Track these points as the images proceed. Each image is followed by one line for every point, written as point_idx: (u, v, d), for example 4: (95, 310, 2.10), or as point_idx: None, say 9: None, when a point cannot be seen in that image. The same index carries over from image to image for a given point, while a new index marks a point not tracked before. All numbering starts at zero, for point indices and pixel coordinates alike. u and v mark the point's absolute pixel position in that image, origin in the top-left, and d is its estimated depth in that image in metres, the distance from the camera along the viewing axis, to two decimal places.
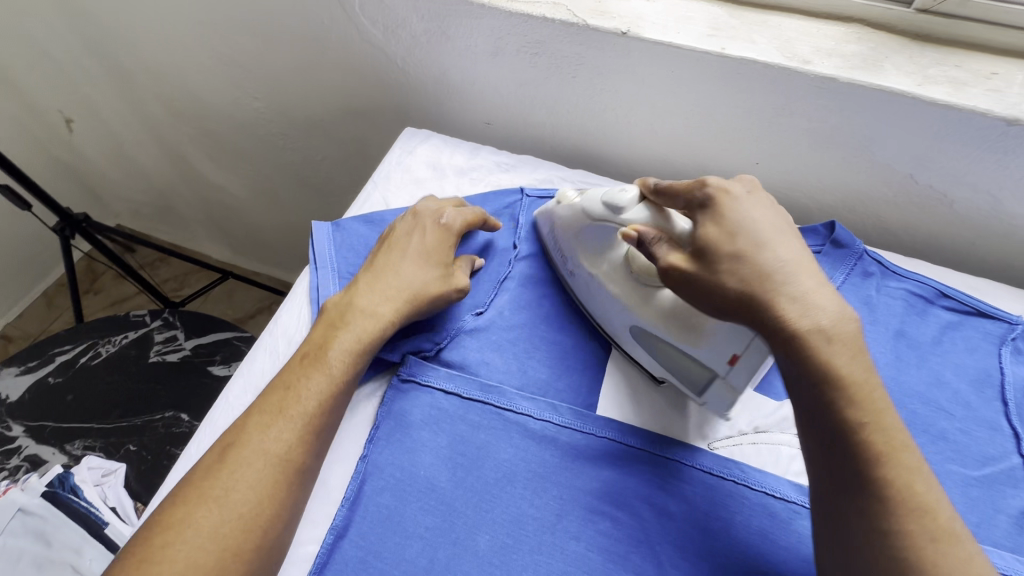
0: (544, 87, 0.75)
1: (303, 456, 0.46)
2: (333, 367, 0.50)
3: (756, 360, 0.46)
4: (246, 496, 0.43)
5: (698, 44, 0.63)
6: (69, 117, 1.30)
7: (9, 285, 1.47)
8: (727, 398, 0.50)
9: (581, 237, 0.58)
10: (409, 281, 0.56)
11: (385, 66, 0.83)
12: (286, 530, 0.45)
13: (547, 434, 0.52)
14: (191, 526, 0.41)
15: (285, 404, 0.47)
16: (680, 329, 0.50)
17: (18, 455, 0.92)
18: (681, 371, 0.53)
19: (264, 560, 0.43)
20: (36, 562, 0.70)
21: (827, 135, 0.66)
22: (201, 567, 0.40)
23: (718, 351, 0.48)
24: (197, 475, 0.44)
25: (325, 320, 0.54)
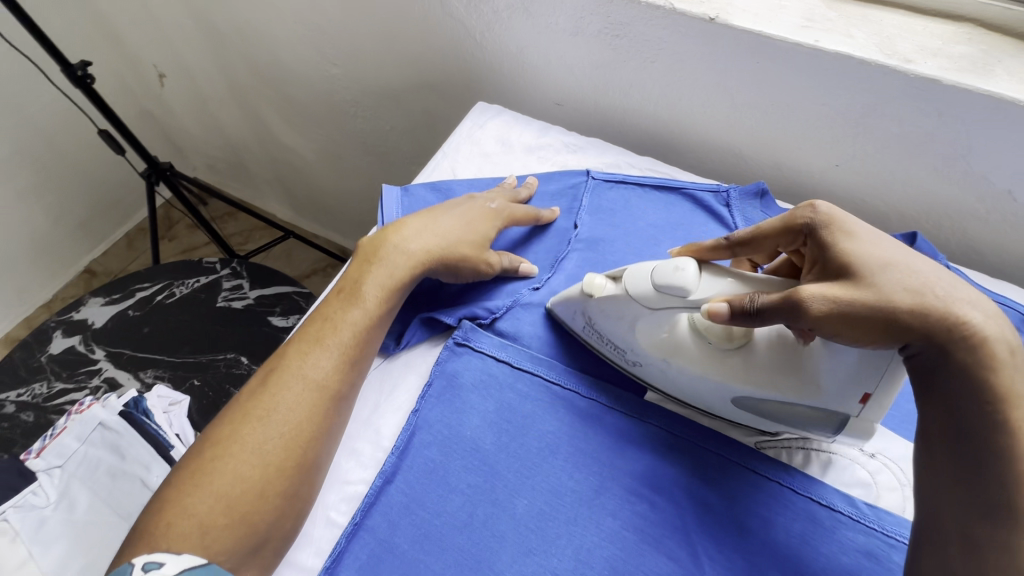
0: (621, 71, 0.74)
1: (340, 384, 0.50)
2: (367, 301, 0.53)
3: (889, 385, 0.44)
4: (286, 417, 0.47)
5: (790, 35, 0.61)
6: (163, 72, 1.39)
7: (97, 224, 1.60)
8: (867, 430, 0.47)
9: (636, 324, 0.52)
10: (447, 235, 0.58)
11: (464, 41, 0.84)
12: (325, 452, 0.48)
13: (583, 408, 0.54)
14: (238, 441, 0.45)
15: (322, 335, 0.51)
16: (794, 384, 0.47)
17: (99, 376, 1.02)
18: (803, 424, 0.49)
19: (304, 478, 0.46)
20: (111, 472, 0.78)
21: (919, 141, 0.63)
22: (246, 478, 0.44)
23: (848, 393, 0.45)
24: (242, 397, 0.48)
25: (359, 256, 0.56)
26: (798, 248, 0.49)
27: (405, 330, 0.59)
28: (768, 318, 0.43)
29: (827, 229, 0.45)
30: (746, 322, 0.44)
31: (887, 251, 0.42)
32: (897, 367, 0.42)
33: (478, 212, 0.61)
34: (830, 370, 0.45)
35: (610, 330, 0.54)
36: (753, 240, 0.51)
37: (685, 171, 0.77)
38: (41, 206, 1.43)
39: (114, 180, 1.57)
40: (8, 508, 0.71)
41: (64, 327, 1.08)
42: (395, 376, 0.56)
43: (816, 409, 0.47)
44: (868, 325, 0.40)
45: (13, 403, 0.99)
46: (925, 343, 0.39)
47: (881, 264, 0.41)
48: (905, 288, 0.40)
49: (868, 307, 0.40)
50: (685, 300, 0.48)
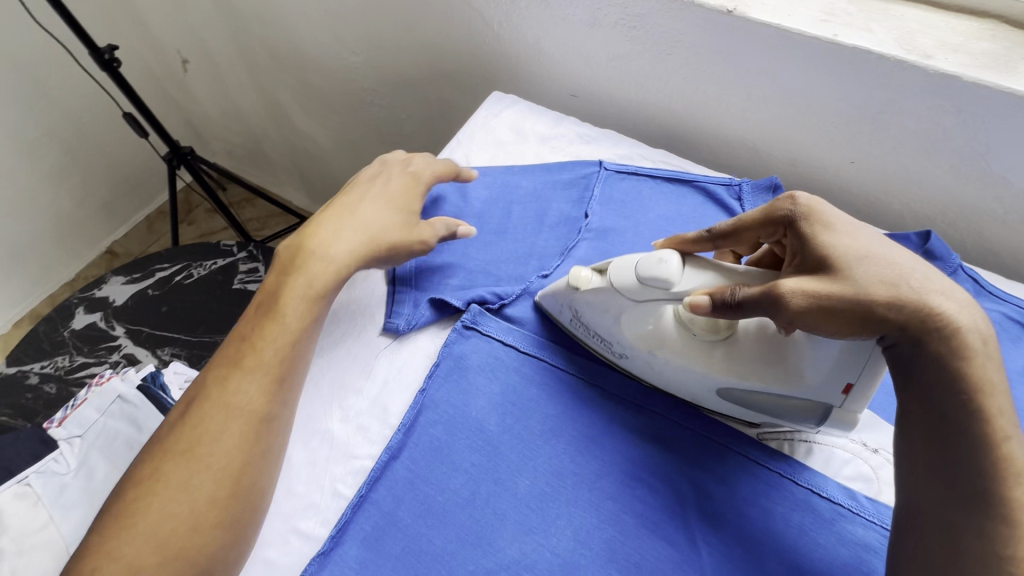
0: (637, 62, 0.74)
1: (266, 405, 0.49)
2: (285, 319, 0.52)
3: (871, 376, 0.44)
4: (211, 447, 0.46)
5: (808, 29, 0.61)
6: (186, 58, 1.42)
7: (119, 206, 1.64)
8: (847, 422, 0.47)
9: (621, 317, 0.52)
10: (371, 225, 0.58)
11: (482, 31, 0.85)
12: (262, 475, 0.47)
13: (584, 394, 0.54)
14: (162, 480, 0.45)
15: (243, 360, 0.50)
16: (778, 373, 0.47)
17: (118, 352, 1.05)
18: (786, 415, 0.49)
19: (244, 503, 0.46)
20: (127, 443, 0.80)
21: (937, 138, 0.62)
22: (176, 513, 0.44)
23: (831, 382, 0.45)
24: (166, 436, 0.48)
25: (279, 269, 0.56)
26: (779, 239, 0.49)
27: (416, 311, 0.59)
28: (749, 311, 0.44)
29: (806, 222, 0.45)
30: (728, 315, 0.45)
31: (865, 241, 0.43)
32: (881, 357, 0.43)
33: (402, 190, 0.62)
34: (816, 359, 0.45)
35: (596, 326, 0.54)
36: (734, 233, 0.50)
37: (698, 164, 0.77)
38: (66, 187, 1.47)
39: (136, 163, 1.61)
40: (31, 474, 0.75)
41: (86, 303, 1.11)
42: (403, 356, 0.57)
43: (802, 400, 0.47)
44: (845, 319, 0.41)
45: (37, 374, 1.03)
46: (901, 334, 0.40)
47: (859, 256, 0.42)
48: (880, 279, 0.41)
49: (846, 300, 0.41)
50: (667, 291, 0.48)
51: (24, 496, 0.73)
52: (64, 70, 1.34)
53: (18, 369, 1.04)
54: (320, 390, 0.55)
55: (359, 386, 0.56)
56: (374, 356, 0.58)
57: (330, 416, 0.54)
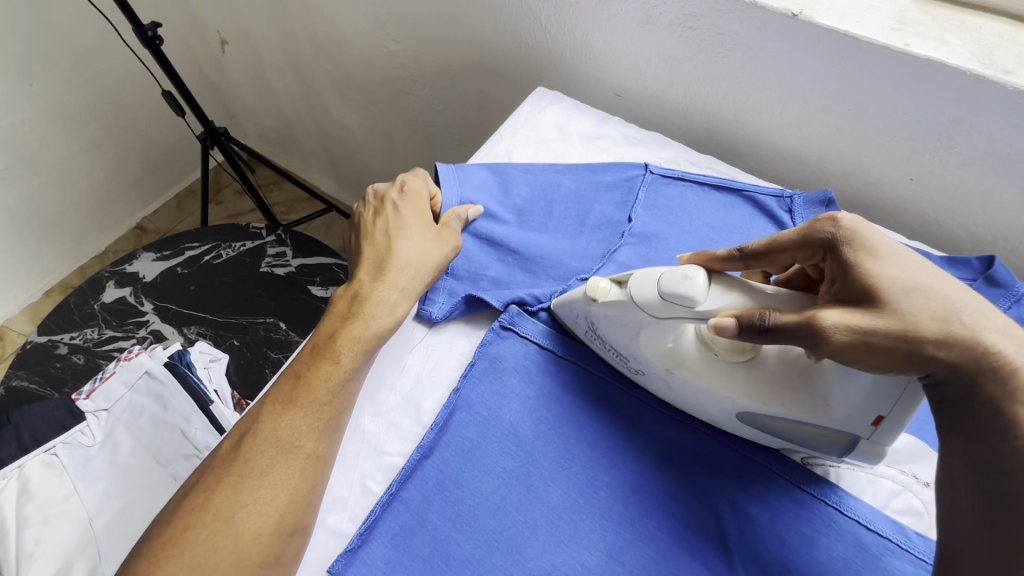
0: (689, 64, 0.72)
1: (315, 444, 0.47)
2: (342, 358, 0.51)
3: (902, 409, 0.42)
4: (259, 483, 0.45)
5: (877, 37, 0.58)
6: (225, 38, 1.42)
7: (150, 182, 1.65)
8: (874, 454, 0.45)
9: (640, 332, 0.49)
10: (411, 258, 0.57)
11: (528, 25, 0.83)
12: (306, 513, 0.46)
13: (627, 404, 0.53)
14: (209, 510, 0.44)
15: (297, 396, 0.49)
16: (804, 402, 0.44)
17: (145, 328, 1.07)
18: (807, 445, 0.47)
19: (286, 544, 0.45)
20: (152, 419, 0.81)
21: (1008, 159, 0.59)
22: (219, 549, 0.43)
23: (861, 414, 0.43)
24: (216, 461, 0.47)
25: (336, 310, 0.55)
26: (816, 262, 0.46)
27: (453, 304, 0.58)
28: (780, 338, 0.40)
29: (851, 247, 0.42)
30: (753, 338, 0.41)
31: (913, 271, 0.40)
32: (915, 393, 0.41)
33: (428, 218, 0.60)
34: (845, 389, 0.43)
35: (609, 339, 0.52)
36: (770, 253, 0.47)
37: (746, 172, 0.74)
38: (101, 160, 1.48)
39: (170, 141, 1.62)
40: (58, 443, 0.77)
41: (117, 277, 1.12)
42: (439, 353, 0.56)
43: (829, 430, 0.45)
44: (883, 353, 0.38)
45: (66, 345, 1.04)
46: (949, 373, 0.38)
47: (907, 287, 0.39)
48: (930, 314, 0.38)
49: (886, 332, 0.38)
50: (691, 310, 0.45)
51: (51, 465, 0.76)
52: (106, 44, 1.35)
53: (48, 338, 1.05)
54: None
55: (392, 381, 0.55)
56: (408, 351, 0.56)
57: (361, 410, 0.53)
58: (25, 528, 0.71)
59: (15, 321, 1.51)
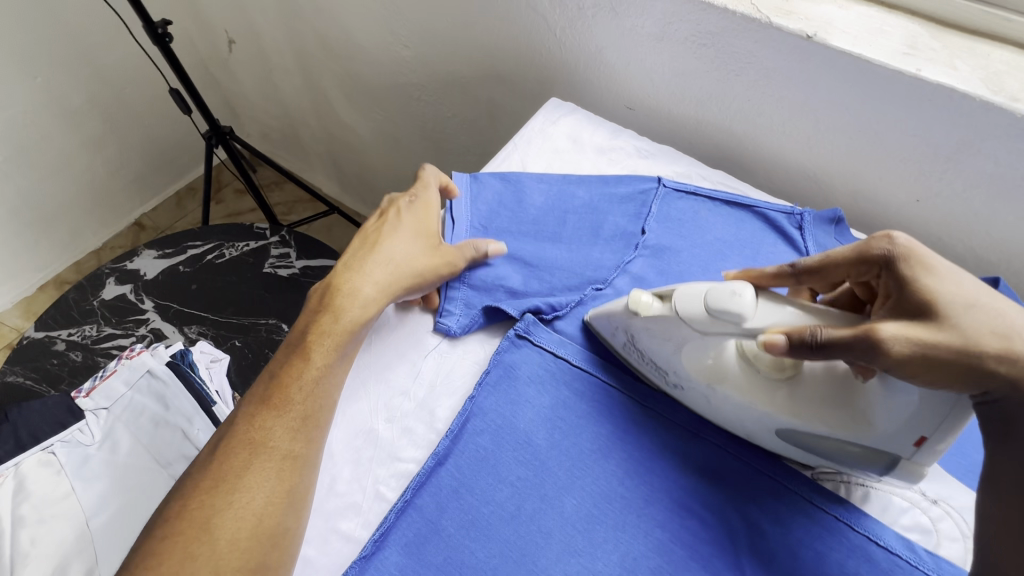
0: (702, 81, 0.73)
1: (290, 444, 0.47)
2: (313, 356, 0.51)
3: (947, 434, 0.42)
4: (234, 485, 0.45)
5: (889, 61, 0.60)
6: (233, 38, 1.42)
7: (151, 178, 1.64)
8: (915, 473, 0.45)
9: (682, 348, 0.50)
10: (394, 256, 0.57)
11: (542, 35, 0.84)
12: (288, 514, 0.45)
13: (629, 413, 0.53)
14: (186, 517, 0.44)
15: (272, 398, 0.49)
16: (844, 419, 0.45)
17: (145, 326, 1.05)
18: (847, 460, 0.47)
19: (268, 549, 0.43)
20: (153, 420, 0.80)
21: (1013, 183, 0.60)
22: (195, 557, 0.42)
23: (902, 434, 0.43)
24: (195, 469, 0.47)
25: (311, 305, 0.55)
26: (867, 279, 0.47)
27: (469, 314, 0.58)
28: (834, 354, 0.40)
29: (907, 263, 0.43)
30: (805, 355, 0.41)
31: (970, 288, 0.41)
32: (963, 411, 0.40)
33: (423, 221, 0.61)
34: (888, 408, 0.43)
35: (649, 351, 0.52)
36: (822, 270, 0.49)
37: (755, 188, 0.76)
38: (103, 155, 1.47)
39: (172, 138, 1.62)
40: (56, 442, 0.76)
41: (117, 274, 1.11)
42: (453, 360, 0.56)
43: (871, 449, 0.45)
44: (938, 367, 0.39)
45: (64, 341, 1.03)
46: (1008, 391, 0.39)
47: (966, 304, 0.40)
48: (990, 329, 0.39)
49: (940, 344, 0.39)
50: (738, 327, 0.45)
51: (48, 464, 0.74)
52: (113, 40, 1.35)
53: (45, 334, 1.03)
54: (366, 387, 0.54)
55: (406, 387, 0.54)
56: (423, 357, 0.56)
57: (376, 415, 0.53)
58: (22, 527, 0.69)
59: (8, 316, 1.49)
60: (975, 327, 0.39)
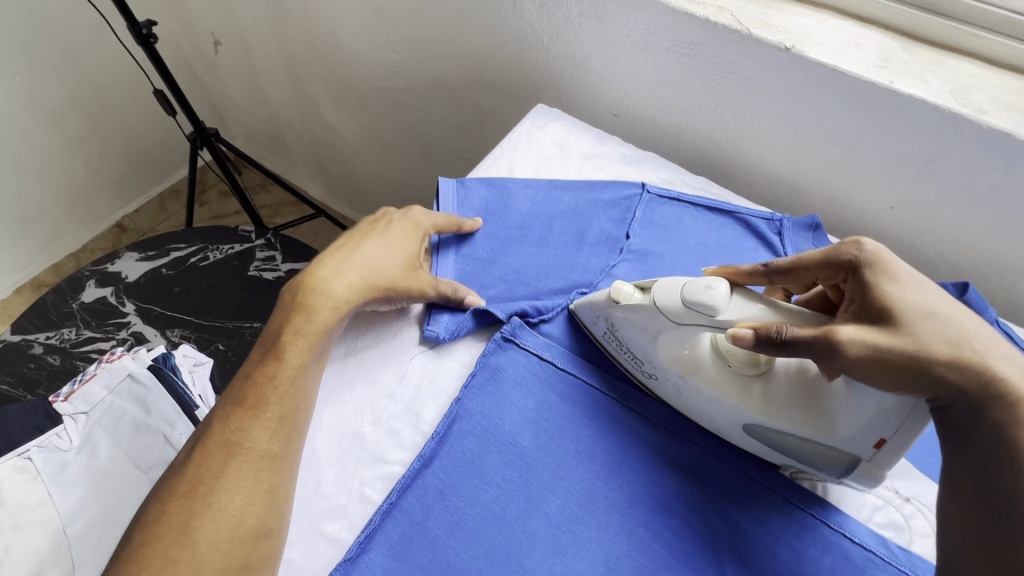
0: (685, 90, 0.75)
1: (269, 444, 0.47)
2: (288, 356, 0.51)
3: (905, 438, 0.43)
4: (212, 487, 0.45)
5: (863, 74, 0.62)
6: (219, 40, 1.42)
7: (133, 180, 1.62)
8: (873, 477, 0.46)
9: (659, 337, 0.51)
10: (370, 262, 0.56)
11: (529, 42, 0.85)
12: (270, 514, 0.45)
13: (610, 413, 0.54)
14: (163, 521, 0.43)
15: (248, 399, 0.49)
16: (810, 419, 0.46)
17: (126, 329, 1.03)
18: (810, 461, 0.48)
19: (251, 549, 0.43)
20: (134, 424, 0.78)
21: (982, 191, 0.63)
22: (176, 560, 0.42)
23: (864, 434, 0.44)
24: (171, 473, 0.47)
25: (282, 305, 0.54)
26: (837, 282, 0.48)
27: (456, 320, 0.58)
28: (796, 351, 0.43)
29: (872, 269, 0.44)
30: (770, 351, 0.44)
31: (931, 297, 0.42)
32: (920, 419, 0.42)
33: (405, 237, 0.60)
34: (852, 410, 0.44)
35: (627, 342, 0.54)
36: (794, 270, 0.50)
37: (736, 195, 0.77)
38: (83, 156, 1.45)
39: (156, 139, 1.60)
40: (33, 447, 0.74)
41: (98, 277, 1.09)
42: (440, 364, 0.56)
43: (832, 450, 0.46)
44: (888, 369, 0.41)
45: (42, 345, 1.01)
46: (957, 396, 0.40)
47: (924, 312, 0.42)
48: (942, 338, 0.41)
49: (893, 348, 0.40)
50: (712, 320, 0.47)
51: (24, 470, 0.73)
52: (95, 40, 1.33)
53: (21, 338, 1.01)
54: (352, 390, 0.54)
55: (392, 389, 0.55)
56: (408, 360, 0.57)
57: (361, 418, 0.53)
58: None
59: None
60: (931, 335, 0.41)
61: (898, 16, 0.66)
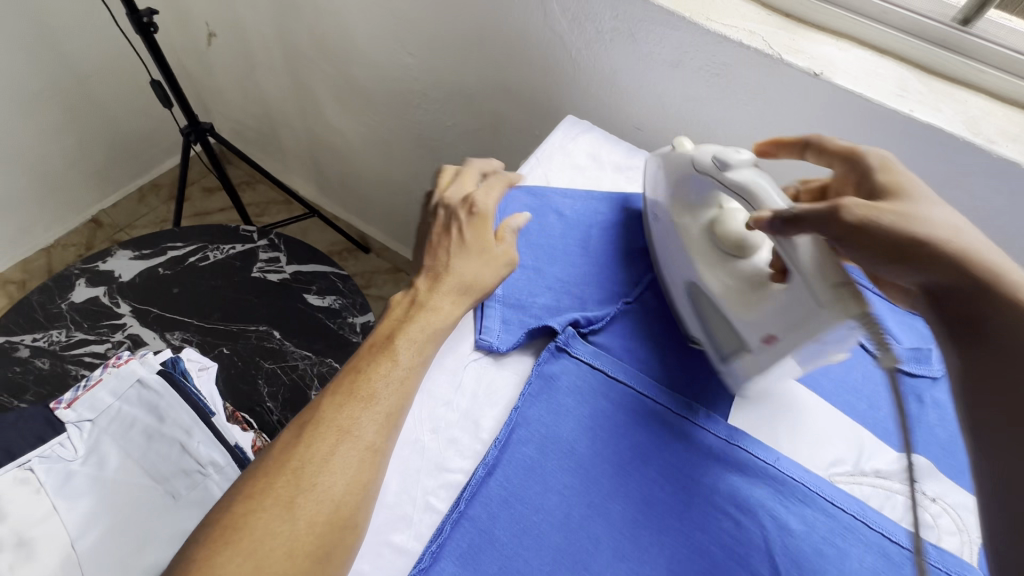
0: (712, 107, 0.78)
1: (377, 437, 0.48)
2: (399, 355, 0.52)
3: (789, 348, 0.50)
4: (319, 469, 0.45)
5: (886, 101, 0.66)
6: (214, 31, 1.37)
7: (112, 172, 1.53)
8: (751, 371, 0.54)
9: (683, 184, 0.62)
10: (464, 272, 0.59)
11: (556, 53, 0.87)
12: (363, 506, 0.46)
13: (662, 418, 0.56)
14: (270, 494, 0.44)
15: (356, 389, 0.50)
16: (738, 298, 0.55)
17: (122, 332, 0.98)
18: (715, 338, 0.57)
19: (337, 538, 0.44)
20: (146, 432, 0.75)
21: (985, 216, 0.68)
22: (276, 534, 0.42)
23: (764, 326, 0.52)
24: (276, 449, 0.47)
25: (392, 314, 0.57)
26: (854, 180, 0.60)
27: (510, 331, 0.59)
28: (803, 228, 0.49)
29: (889, 168, 0.56)
30: (775, 232, 0.50)
31: (932, 198, 0.53)
32: (810, 332, 0.48)
33: (483, 230, 0.62)
34: (770, 308, 0.52)
35: (660, 197, 0.65)
36: (828, 154, 0.61)
37: None
38: (62, 145, 1.37)
39: (139, 131, 1.52)
40: (35, 457, 0.70)
41: (89, 276, 1.03)
42: (493, 374, 0.57)
43: (732, 330, 0.55)
44: (878, 248, 0.49)
45: (28, 347, 0.94)
46: None
47: (923, 202, 0.52)
48: (941, 223, 0.50)
49: (892, 228, 0.49)
50: (720, 173, 0.57)
51: (26, 482, 0.68)
52: (81, 23, 1.26)
53: (6, 339, 0.94)
54: None
55: (448, 397, 0.55)
56: (463, 367, 0.57)
57: (421, 426, 0.52)
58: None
59: None
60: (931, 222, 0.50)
61: (913, 49, 0.71)
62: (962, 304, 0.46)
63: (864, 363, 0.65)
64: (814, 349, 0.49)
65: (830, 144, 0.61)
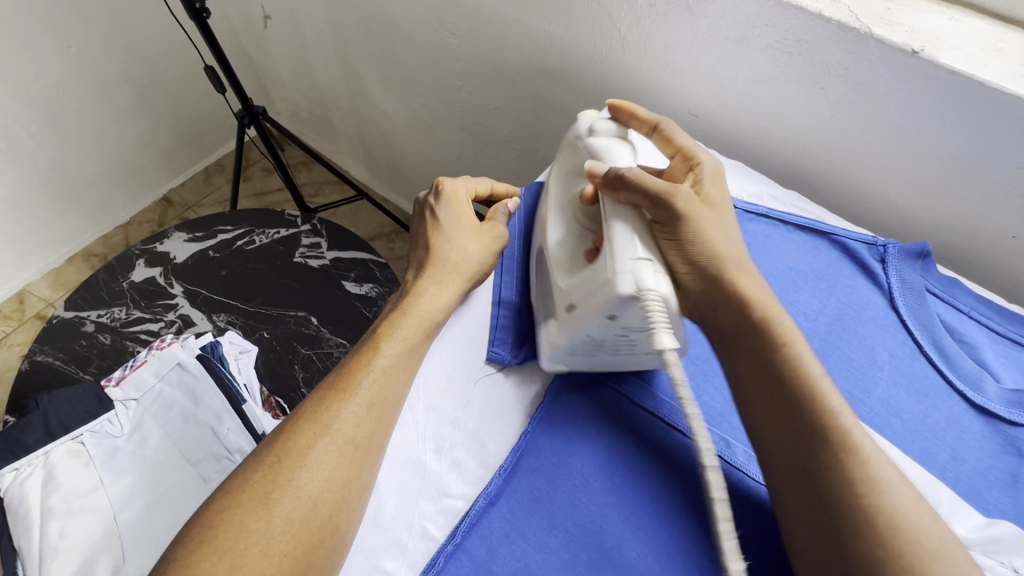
0: (781, 91, 0.67)
1: (360, 433, 0.45)
2: (384, 348, 0.49)
3: (580, 318, 0.49)
4: (297, 463, 0.43)
5: (1007, 84, 0.53)
6: (269, 14, 1.38)
7: (180, 154, 1.61)
8: (549, 341, 0.53)
9: (567, 157, 0.62)
10: (461, 256, 0.56)
11: (602, 31, 0.78)
12: (345, 511, 0.43)
13: (690, 453, 0.50)
14: (245, 489, 0.42)
15: (340, 382, 0.47)
16: (564, 269, 0.54)
17: (175, 311, 1.04)
18: (543, 309, 0.56)
19: (316, 541, 0.41)
20: (183, 414, 0.78)
21: None
22: (251, 531, 0.40)
23: (569, 296, 0.51)
24: (260, 445, 0.45)
25: (387, 309, 0.54)
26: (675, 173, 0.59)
27: (523, 343, 0.56)
28: (629, 192, 0.51)
29: (710, 176, 0.56)
30: (609, 185, 0.52)
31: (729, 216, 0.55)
32: (603, 301, 0.47)
33: (468, 215, 0.58)
34: (578, 279, 0.51)
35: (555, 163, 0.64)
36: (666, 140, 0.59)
37: (828, 213, 0.71)
38: (133, 128, 1.45)
39: (203, 113, 1.59)
40: (86, 431, 0.75)
41: (147, 256, 1.09)
42: (505, 392, 0.53)
43: (552, 298, 0.54)
44: (683, 253, 0.51)
45: (93, 322, 1.01)
46: None
47: (729, 224, 0.54)
48: (735, 250, 0.53)
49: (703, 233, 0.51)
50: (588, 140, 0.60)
51: (77, 455, 0.73)
52: (148, 9, 1.31)
53: (74, 313, 1.02)
54: (412, 411, 0.51)
55: (455, 415, 0.51)
56: (472, 383, 0.53)
57: (423, 445, 0.50)
58: (49, 519, 0.67)
59: (36, 286, 1.48)
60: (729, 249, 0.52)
61: None
62: (726, 320, 0.52)
63: (948, 406, 0.55)
64: (603, 326, 0.48)
65: (674, 134, 0.59)
